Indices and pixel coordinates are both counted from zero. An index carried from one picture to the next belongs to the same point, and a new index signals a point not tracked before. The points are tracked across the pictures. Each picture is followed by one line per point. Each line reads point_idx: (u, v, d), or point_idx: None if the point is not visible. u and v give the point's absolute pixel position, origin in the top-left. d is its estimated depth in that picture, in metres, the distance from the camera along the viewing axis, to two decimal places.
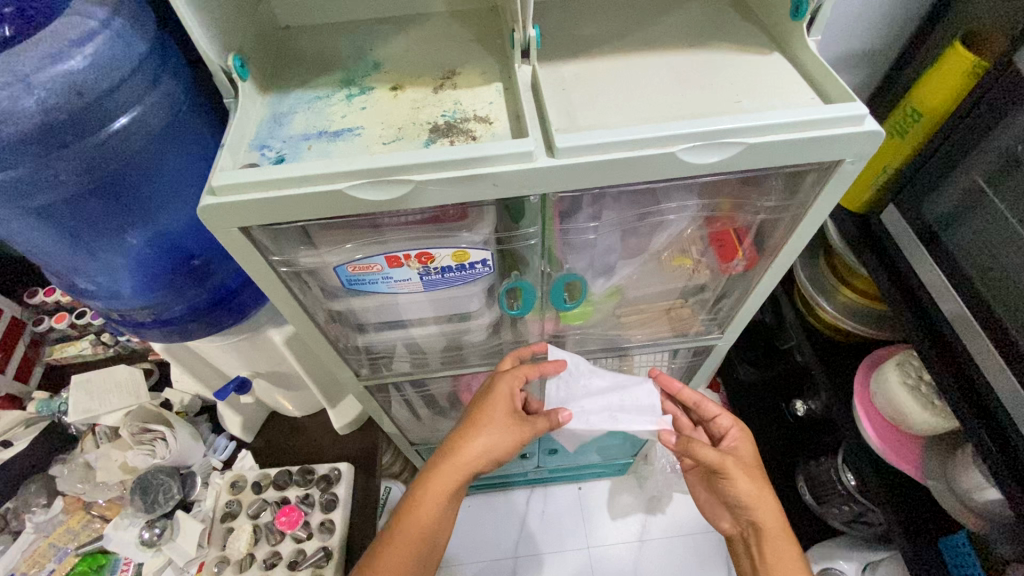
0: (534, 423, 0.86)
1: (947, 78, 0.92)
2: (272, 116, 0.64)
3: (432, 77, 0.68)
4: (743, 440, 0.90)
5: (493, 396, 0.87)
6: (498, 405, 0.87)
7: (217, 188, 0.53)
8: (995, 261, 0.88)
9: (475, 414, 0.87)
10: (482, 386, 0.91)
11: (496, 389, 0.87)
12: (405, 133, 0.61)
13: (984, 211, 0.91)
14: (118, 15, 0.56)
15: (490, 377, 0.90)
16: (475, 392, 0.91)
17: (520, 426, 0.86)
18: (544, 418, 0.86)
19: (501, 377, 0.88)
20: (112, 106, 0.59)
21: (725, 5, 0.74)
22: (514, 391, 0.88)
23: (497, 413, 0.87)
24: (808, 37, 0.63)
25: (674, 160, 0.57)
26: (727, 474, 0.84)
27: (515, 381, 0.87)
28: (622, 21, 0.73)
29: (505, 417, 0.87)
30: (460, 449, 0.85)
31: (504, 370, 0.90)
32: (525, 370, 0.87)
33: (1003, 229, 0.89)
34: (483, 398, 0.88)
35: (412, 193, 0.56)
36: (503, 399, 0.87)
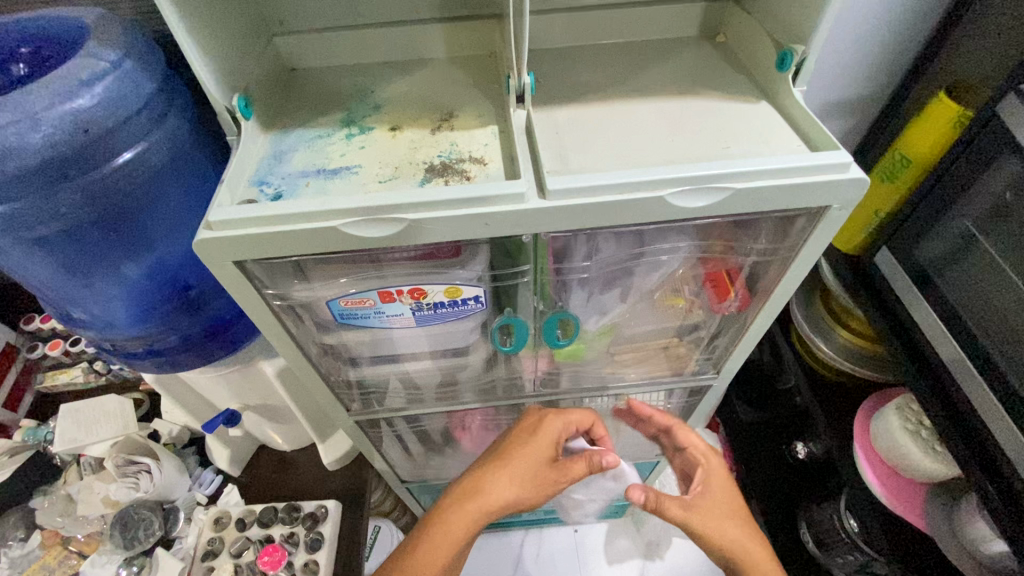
0: (573, 468, 0.83)
1: (934, 128, 0.95)
2: (273, 153, 0.65)
3: (430, 118, 0.70)
4: (711, 474, 0.85)
5: (536, 435, 0.84)
6: (540, 446, 0.83)
7: (213, 223, 0.54)
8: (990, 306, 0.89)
9: (508, 452, 0.82)
10: (523, 422, 0.88)
11: (540, 430, 0.85)
12: (401, 172, 0.63)
13: (976, 256, 0.92)
14: (128, 57, 0.59)
15: (536, 416, 0.88)
16: (513, 428, 0.87)
17: (564, 467, 0.83)
18: (586, 464, 0.84)
19: (550, 419, 0.86)
20: (117, 143, 0.61)
21: (715, 55, 0.77)
22: (558, 433, 0.85)
23: (535, 453, 0.83)
24: (794, 87, 0.66)
25: (663, 204, 0.58)
26: (698, 531, 0.79)
27: (564, 423, 0.86)
28: (616, 68, 0.76)
29: (545, 459, 0.83)
30: (485, 490, 0.79)
31: (555, 411, 0.88)
32: (577, 418, 0.88)
33: (996, 275, 0.90)
34: (523, 436, 0.85)
35: (406, 231, 0.57)
36: (545, 442, 0.84)
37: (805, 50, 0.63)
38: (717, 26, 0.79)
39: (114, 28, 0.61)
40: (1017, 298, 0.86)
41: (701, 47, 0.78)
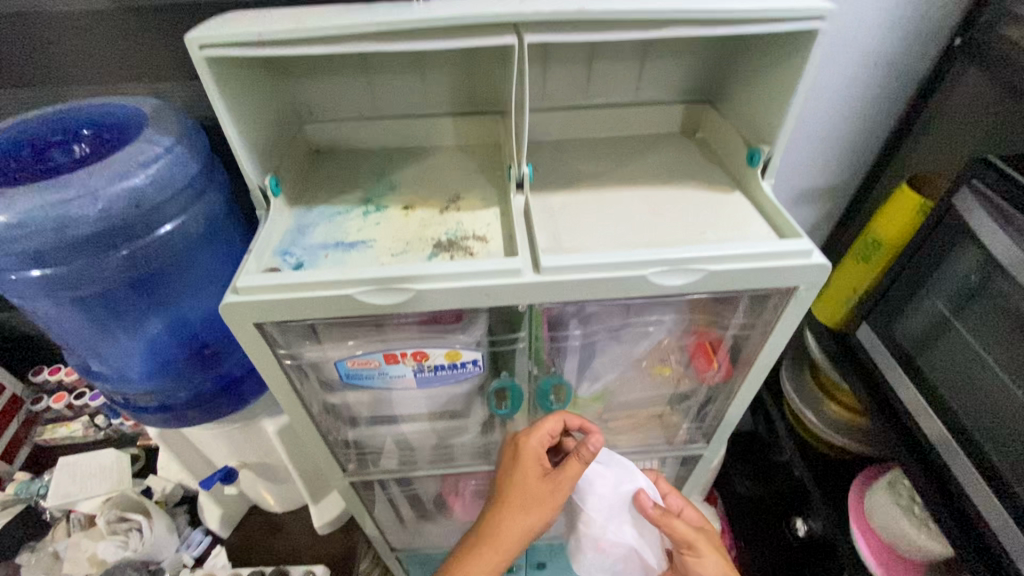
0: (564, 469, 0.76)
1: (901, 213, 1.03)
2: (297, 227, 0.73)
3: (440, 199, 0.78)
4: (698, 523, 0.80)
5: (519, 459, 0.78)
6: (527, 468, 0.77)
7: (241, 287, 0.60)
8: (969, 384, 0.94)
9: (504, 486, 0.78)
10: (507, 450, 0.81)
11: (521, 451, 0.78)
12: (411, 247, 0.70)
13: (951, 336, 0.98)
14: (180, 143, 0.66)
15: (514, 440, 0.81)
16: (500, 461, 0.82)
17: (557, 472, 0.76)
18: (576, 461, 0.76)
19: (524, 437, 0.79)
20: (161, 216, 0.68)
21: (694, 151, 0.87)
22: (539, 446, 0.78)
23: (526, 476, 0.77)
24: (763, 181, 0.74)
25: (647, 282, 0.64)
26: (693, 548, 0.70)
27: (539, 437, 0.79)
28: (606, 161, 0.85)
29: (536, 477, 0.77)
30: (497, 528, 0.75)
31: (529, 429, 0.81)
32: (551, 424, 0.80)
33: (973, 355, 0.95)
34: (509, 463, 0.79)
35: (412, 299, 0.63)
36: (532, 460, 0.78)
37: (770, 151, 0.73)
38: (696, 124, 0.90)
39: (169, 117, 0.69)
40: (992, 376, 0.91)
41: (683, 142, 0.89)
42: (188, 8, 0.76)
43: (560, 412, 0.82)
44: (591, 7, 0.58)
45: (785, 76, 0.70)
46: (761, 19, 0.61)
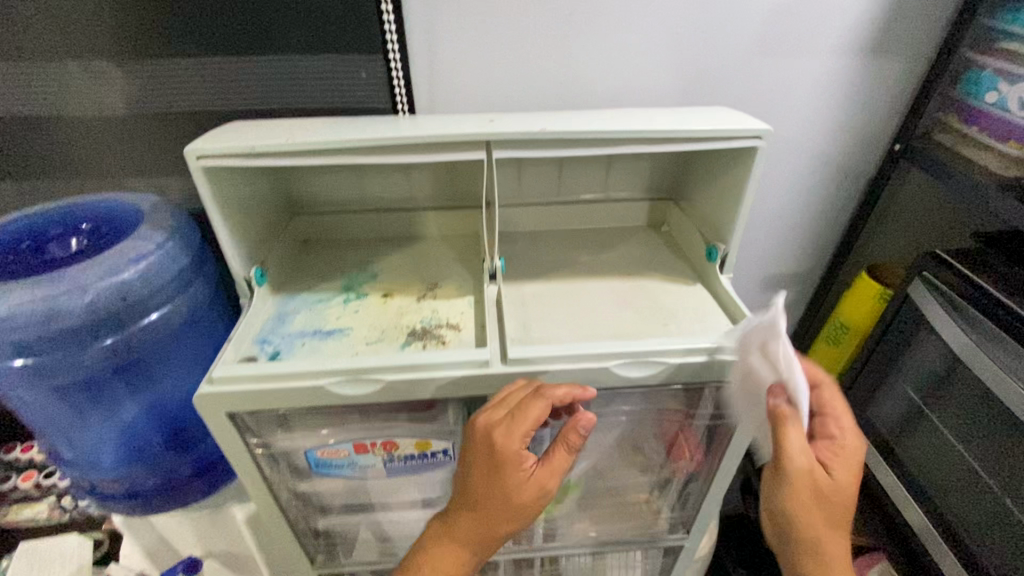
0: (549, 462, 0.63)
1: (864, 299, 1.08)
2: (277, 314, 0.76)
3: (418, 287, 0.82)
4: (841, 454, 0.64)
5: (502, 463, 0.60)
6: (507, 478, 0.61)
7: (215, 377, 0.63)
8: (944, 469, 0.94)
9: (477, 486, 0.62)
10: (476, 440, 0.61)
11: (498, 453, 0.60)
12: (386, 334, 0.73)
13: (923, 421, 0.99)
14: (171, 238, 0.71)
15: (488, 432, 0.60)
16: (468, 455, 0.62)
17: (542, 469, 0.63)
18: (564, 449, 0.64)
19: (505, 436, 0.59)
20: (150, 306, 0.71)
21: (659, 245, 0.93)
22: (523, 445, 0.60)
23: (511, 481, 0.61)
24: (722, 275, 0.79)
25: (611, 374, 0.66)
26: (791, 473, 0.59)
27: (522, 436, 0.59)
28: (576, 253, 0.91)
29: (520, 483, 0.61)
30: (471, 533, 0.64)
31: (505, 419, 0.60)
32: (537, 415, 0.59)
33: (942, 440, 0.95)
34: (484, 465, 0.61)
35: (381, 389, 0.64)
36: (511, 467, 0.60)
37: (727, 248, 0.78)
38: (661, 218, 0.97)
39: (165, 213, 0.74)
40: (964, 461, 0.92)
41: (650, 236, 0.95)
42: (199, 116, 0.83)
43: (544, 396, 0.61)
44: (553, 128, 0.65)
45: (733, 182, 0.76)
46: (709, 137, 0.68)
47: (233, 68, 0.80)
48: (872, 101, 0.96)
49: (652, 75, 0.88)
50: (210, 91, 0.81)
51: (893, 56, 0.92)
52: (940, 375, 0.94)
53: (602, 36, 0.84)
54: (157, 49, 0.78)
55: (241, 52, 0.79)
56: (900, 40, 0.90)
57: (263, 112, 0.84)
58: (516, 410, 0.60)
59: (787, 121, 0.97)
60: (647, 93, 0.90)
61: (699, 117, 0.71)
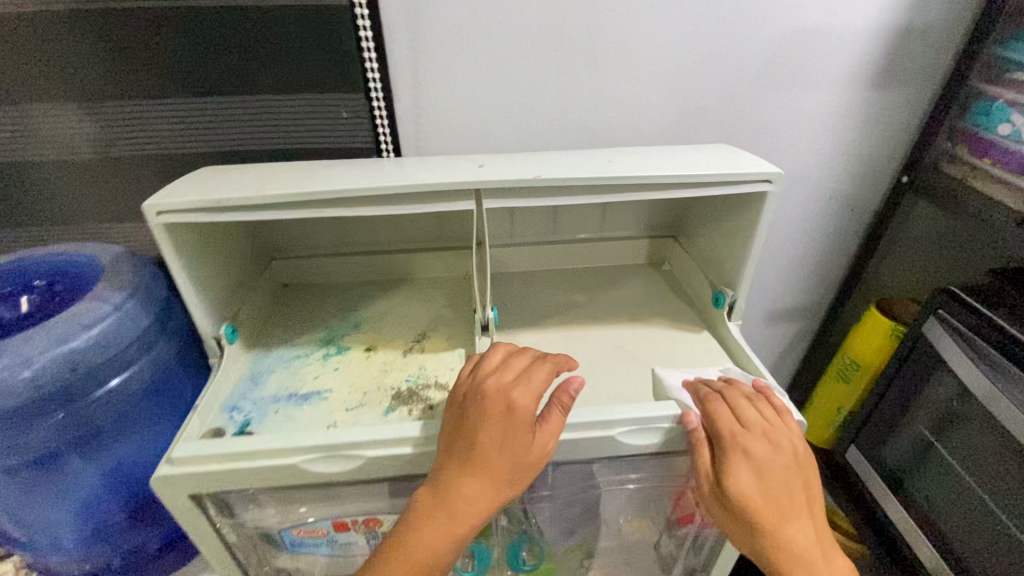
0: (547, 425, 0.57)
1: (874, 335, 1.03)
2: (251, 375, 0.70)
3: (404, 339, 0.76)
4: (745, 456, 0.57)
5: (518, 421, 0.55)
6: (516, 432, 0.55)
7: (175, 458, 0.56)
8: (958, 511, 0.89)
9: (480, 442, 0.54)
10: (486, 400, 0.56)
11: (510, 404, 0.55)
12: (368, 398, 0.66)
13: (935, 459, 0.94)
14: (131, 298, 0.64)
15: (504, 391, 0.56)
16: (474, 418, 0.55)
17: (541, 432, 0.57)
18: (555, 410, 0.58)
19: (525, 395, 0.56)
20: (105, 374, 0.63)
21: (662, 286, 0.87)
22: (535, 399, 0.57)
23: (522, 441, 0.55)
24: (729, 322, 0.74)
25: (616, 442, 0.60)
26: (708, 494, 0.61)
27: (534, 390, 0.57)
28: (575, 296, 0.85)
29: (526, 441, 0.55)
30: (461, 500, 0.54)
31: (517, 380, 0.58)
32: (543, 375, 0.58)
33: (956, 479, 0.90)
34: (496, 421, 0.55)
35: (362, 466, 0.58)
36: (523, 422, 0.55)
37: (735, 295, 0.73)
38: (662, 256, 0.92)
39: (126, 268, 0.67)
40: (978, 502, 0.87)
41: (651, 276, 0.90)
42: (167, 160, 0.78)
43: (547, 360, 0.61)
44: (547, 175, 0.60)
45: (738, 225, 0.72)
46: (716, 183, 0.63)
47: (204, 109, 0.75)
48: (879, 132, 0.93)
49: (649, 109, 0.84)
50: (179, 133, 0.76)
51: (901, 87, 0.88)
52: (955, 412, 0.90)
53: (596, 71, 0.80)
54: (121, 89, 0.72)
55: (213, 92, 0.74)
56: (908, 71, 0.87)
57: (236, 155, 0.78)
58: (524, 373, 0.59)
59: (792, 153, 0.92)
60: (645, 128, 0.86)
61: (704, 159, 0.66)
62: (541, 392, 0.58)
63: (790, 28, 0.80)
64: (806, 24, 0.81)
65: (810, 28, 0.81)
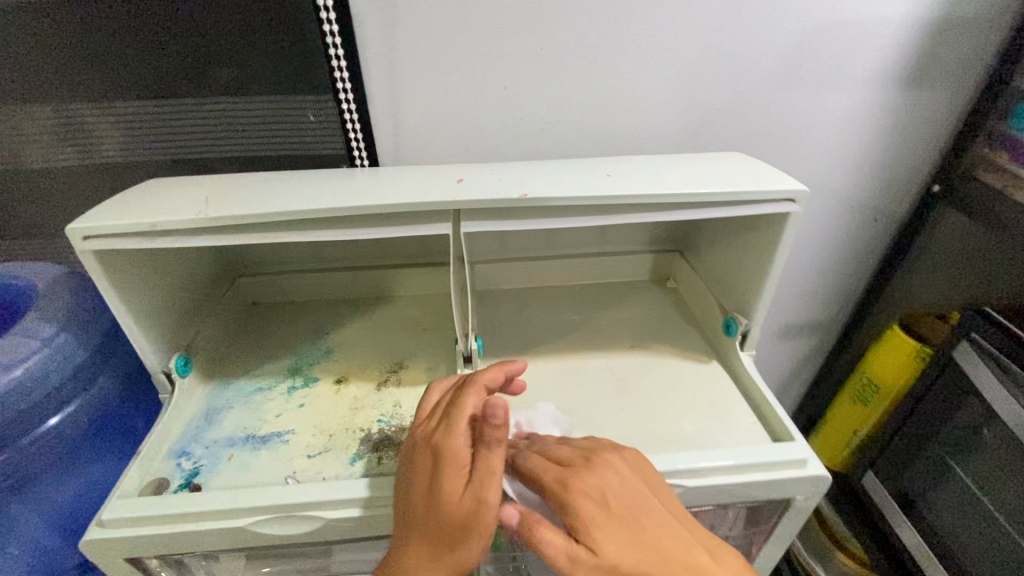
0: (483, 466, 0.44)
1: (896, 356, 0.95)
2: (205, 412, 0.62)
3: (379, 369, 0.69)
4: (587, 494, 0.43)
5: (443, 470, 0.44)
6: (443, 484, 0.44)
7: (106, 520, 0.49)
8: (976, 539, 0.85)
9: (412, 502, 0.46)
10: (415, 450, 0.47)
11: (431, 451, 0.46)
12: (334, 442, 0.59)
13: (953, 483, 0.90)
14: (65, 331, 0.58)
15: (431, 435, 0.47)
16: (406, 474, 0.47)
17: (478, 475, 0.44)
18: (486, 447, 0.44)
19: (444, 436, 0.45)
20: (38, 417, 0.56)
21: (667, 306, 0.79)
22: (457, 437, 0.45)
23: (450, 493, 0.44)
24: (742, 353, 0.66)
25: None
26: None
27: (457, 426, 0.46)
28: (570, 318, 0.77)
29: (457, 491, 0.44)
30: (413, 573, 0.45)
31: (441, 420, 0.48)
32: (465, 404, 0.47)
33: (976, 505, 0.87)
34: (421, 472, 0.46)
35: (321, 528, 0.51)
36: (447, 467, 0.44)
37: (748, 324, 0.64)
38: (667, 272, 0.84)
39: (63, 297, 0.61)
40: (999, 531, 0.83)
41: (655, 294, 0.82)
42: (114, 170, 0.70)
43: (473, 384, 0.49)
44: (534, 194, 0.52)
45: (753, 246, 0.63)
46: (728, 202, 0.55)
47: (151, 113, 0.66)
48: (911, 136, 0.83)
49: (653, 111, 0.75)
50: (125, 140, 0.68)
51: (936, 86, 0.79)
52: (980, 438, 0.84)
53: (595, 69, 0.71)
54: (53, 92, 0.64)
55: (159, 95, 0.65)
56: (945, 68, 0.77)
57: (192, 164, 0.70)
58: (449, 406, 0.48)
59: (812, 160, 0.84)
60: (649, 132, 0.77)
61: (715, 173, 0.58)
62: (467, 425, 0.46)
63: (813, 21, 0.72)
64: (831, 15, 0.71)
65: (835, 21, 0.72)
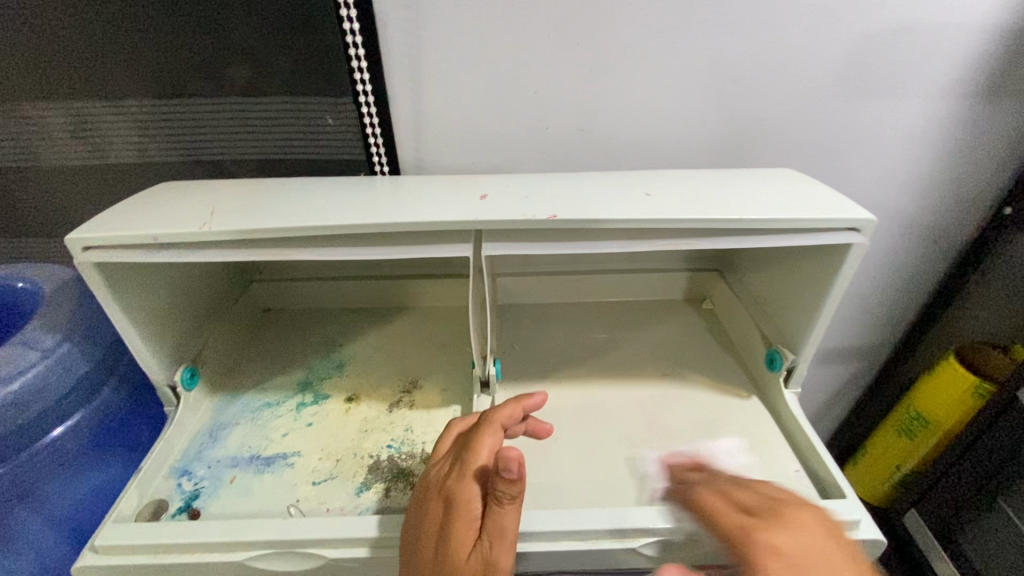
0: (496, 525, 0.41)
1: (949, 390, 0.86)
2: (211, 428, 0.60)
3: (392, 388, 0.65)
4: (774, 555, 0.32)
5: (453, 521, 0.41)
6: (449, 538, 0.41)
7: (99, 548, 0.46)
8: None
9: (414, 552, 0.42)
10: (426, 495, 0.44)
11: (442, 498, 0.43)
12: (340, 468, 0.56)
13: (998, 520, 0.83)
14: (67, 340, 0.55)
15: (443, 481, 0.44)
16: (413, 520, 0.44)
17: (490, 533, 0.41)
18: (498, 504, 0.41)
19: (459, 483, 0.43)
20: (38, 429, 0.54)
21: (703, 331, 0.73)
22: (471, 485, 0.43)
23: (457, 550, 0.40)
24: (786, 391, 0.60)
25: (639, 556, 0.48)
26: None
27: (472, 473, 0.43)
28: (597, 339, 0.72)
29: (465, 549, 0.41)
30: None
31: (457, 463, 0.45)
32: (479, 449, 0.44)
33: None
34: (429, 520, 0.43)
35: (323, 567, 0.47)
36: (457, 518, 0.41)
37: (795, 360, 0.58)
38: (702, 292, 0.78)
39: (67, 304, 0.59)
40: None
41: (690, 316, 0.76)
42: (128, 170, 0.67)
43: (491, 424, 0.46)
44: (564, 215, 0.47)
45: (802, 277, 0.57)
46: (781, 230, 0.49)
47: (164, 113, 0.63)
48: (984, 155, 0.75)
49: (695, 120, 0.70)
50: (138, 140, 0.65)
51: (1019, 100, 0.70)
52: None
53: (635, 74, 0.66)
54: (66, 88, 0.62)
55: (172, 93, 0.62)
56: None
57: (206, 166, 0.67)
58: (464, 449, 0.45)
59: (868, 177, 0.76)
60: (689, 142, 0.71)
61: (766, 196, 0.52)
62: (482, 473, 0.43)
63: (880, 26, 0.64)
64: (901, 20, 0.64)
65: (906, 26, 0.65)
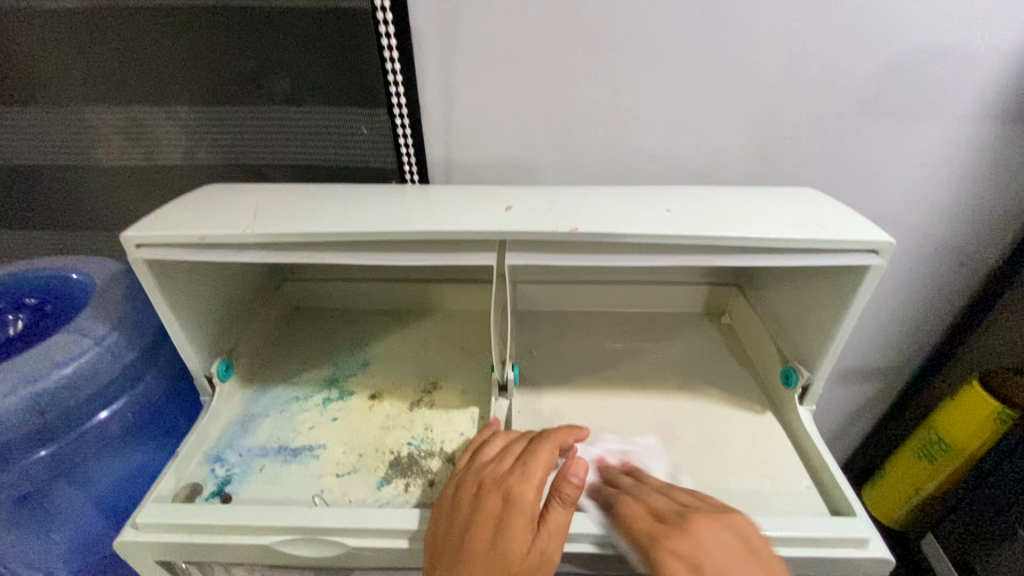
0: (554, 524, 0.45)
1: (970, 415, 0.84)
2: (243, 419, 0.63)
3: (414, 387, 0.68)
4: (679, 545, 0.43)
5: (511, 517, 0.45)
6: (507, 533, 0.44)
7: (139, 525, 0.50)
8: None
9: (467, 542, 0.44)
10: (481, 490, 0.47)
11: (502, 496, 0.46)
12: (363, 462, 0.58)
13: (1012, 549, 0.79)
14: (116, 330, 0.59)
15: (501, 479, 0.47)
16: (465, 511, 0.46)
17: (547, 531, 0.45)
18: (559, 503, 0.46)
19: (521, 484, 0.46)
20: (87, 411, 0.58)
21: (720, 344, 0.74)
22: (534, 488, 0.46)
23: (516, 542, 0.44)
24: (801, 408, 0.60)
25: None
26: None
27: (536, 477, 0.46)
28: (614, 348, 0.73)
29: (523, 543, 0.44)
30: None
31: (514, 466, 0.48)
32: (541, 457, 0.48)
33: None
34: (485, 514, 0.45)
35: (343, 554, 0.50)
36: (518, 516, 0.45)
37: (810, 377, 0.58)
38: (721, 305, 0.79)
39: (117, 295, 0.62)
40: None
41: (708, 329, 0.77)
42: (176, 171, 0.72)
43: (548, 437, 0.50)
44: (586, 228, 0.49)
45: (820, 296, 0.58)
46: (799, 249, 0.50)
47: (212, 119, 0.67)
48: (1013, 180, 0.75)
49: (718, 138, 0.71)
50: (187, 143, 0.69)
51: None
52: None
53: (659, 92, 0.67)
54: (124, 93, 0.66)
55: (221, 101, 0.66)
56: None
57: (247, 169, 0.71)
58: (523, 456, 0.49)
59: (892, 199, 0.76)
60: (713, 160, 0.73)
61: (786, 216, 0.53)
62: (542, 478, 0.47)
63: (907, 52, 0.65)
64: (927, 46, 0.65)
65: (933, 52, 0.65)
